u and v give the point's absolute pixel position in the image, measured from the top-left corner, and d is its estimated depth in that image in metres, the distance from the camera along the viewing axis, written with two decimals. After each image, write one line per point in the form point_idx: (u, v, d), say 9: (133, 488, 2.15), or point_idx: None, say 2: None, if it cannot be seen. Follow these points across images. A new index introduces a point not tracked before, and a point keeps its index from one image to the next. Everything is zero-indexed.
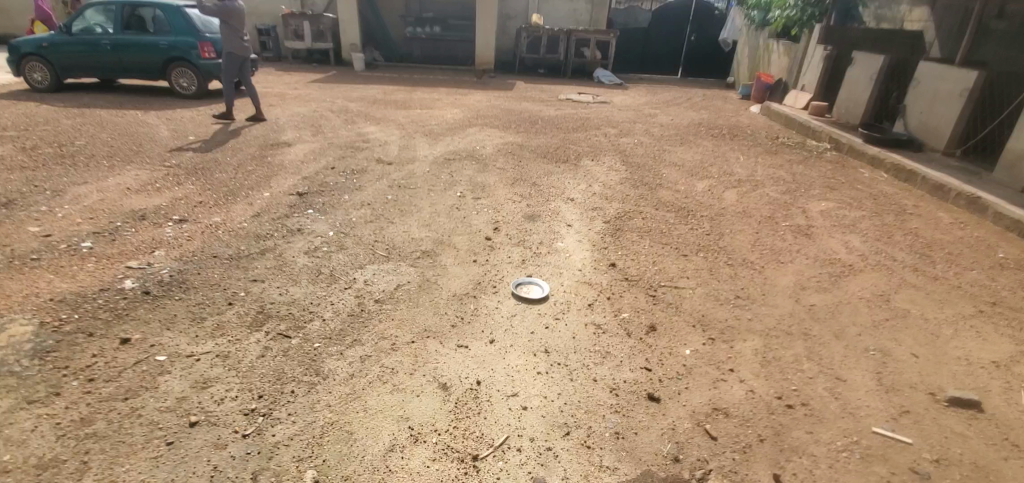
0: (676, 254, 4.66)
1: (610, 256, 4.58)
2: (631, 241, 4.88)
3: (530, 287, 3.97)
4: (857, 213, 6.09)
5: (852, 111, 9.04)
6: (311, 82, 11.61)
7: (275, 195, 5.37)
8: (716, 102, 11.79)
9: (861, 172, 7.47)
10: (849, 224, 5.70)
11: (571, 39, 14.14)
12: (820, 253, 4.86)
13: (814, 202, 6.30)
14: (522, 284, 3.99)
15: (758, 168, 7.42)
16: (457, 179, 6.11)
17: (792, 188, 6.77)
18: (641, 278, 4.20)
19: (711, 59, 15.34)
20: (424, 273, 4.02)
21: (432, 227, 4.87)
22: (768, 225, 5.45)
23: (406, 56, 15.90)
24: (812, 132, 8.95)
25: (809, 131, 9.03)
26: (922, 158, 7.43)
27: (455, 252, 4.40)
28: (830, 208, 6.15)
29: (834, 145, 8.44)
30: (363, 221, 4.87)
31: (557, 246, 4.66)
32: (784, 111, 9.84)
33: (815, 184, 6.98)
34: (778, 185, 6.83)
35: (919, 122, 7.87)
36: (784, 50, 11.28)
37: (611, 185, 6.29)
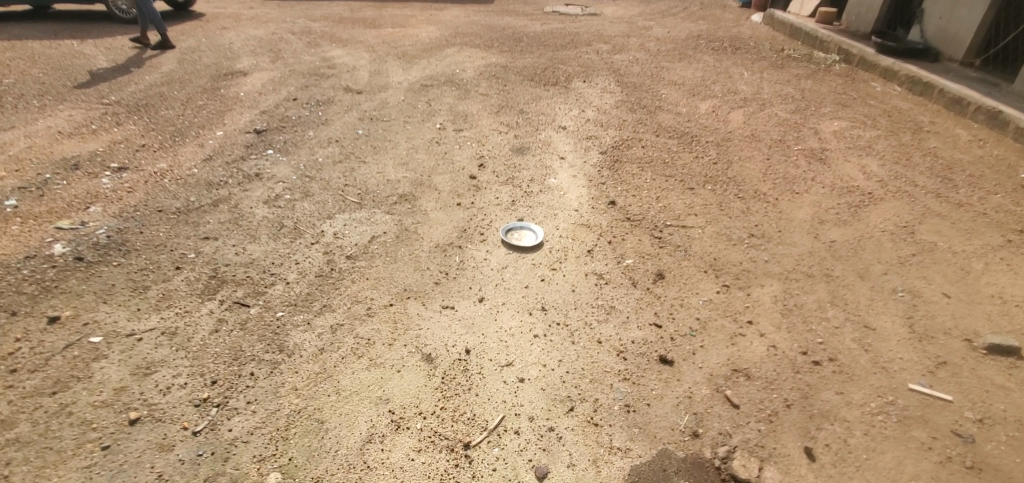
0: (682, 188, 4.21)
1: (608, 191, 4.13)
2: (631, 173, 4.41)
3: (521, 233, 3.52)
4: (872, 132, 5.62)
5: (863, 17, 8.25)
6: None
7: (229, 134, 4.76)
8: (715, 10, 10.83)
9: (874, 86, 6.91)
10: (865, 146, 5.25)
11: None
12: (837, 181, 4.45)
13: (826, 122, 5.81)
14: (512, 230, 3.54)
15: (765, 84, 6.82)
16: (436, 108, 5.48)
17: (801, 106, 6.23)
18: (644, 217, 3.78)
19: None
20: (401, 221, 3.56)
21: (410, 165, 4.35)
22: (779, 150, 4.99)
23: None
24: (818, 43, 8.18)
25: (815, 42, 8.25)
26: (939, 68, 6.85)
27: (436, 194, 3.92)
28: (843, 128, 5.67)
29: (843, 56, 7.73)
30: (331, 161, 4.32)
31: (549, 183, 4.19)
32: (788, 19, 8.98)
33: (826, 101, 6.44)
34: (787, 103, 6.28)
35: (937, 27, 7.18)
36: None
37: (606, 110, 5.71)
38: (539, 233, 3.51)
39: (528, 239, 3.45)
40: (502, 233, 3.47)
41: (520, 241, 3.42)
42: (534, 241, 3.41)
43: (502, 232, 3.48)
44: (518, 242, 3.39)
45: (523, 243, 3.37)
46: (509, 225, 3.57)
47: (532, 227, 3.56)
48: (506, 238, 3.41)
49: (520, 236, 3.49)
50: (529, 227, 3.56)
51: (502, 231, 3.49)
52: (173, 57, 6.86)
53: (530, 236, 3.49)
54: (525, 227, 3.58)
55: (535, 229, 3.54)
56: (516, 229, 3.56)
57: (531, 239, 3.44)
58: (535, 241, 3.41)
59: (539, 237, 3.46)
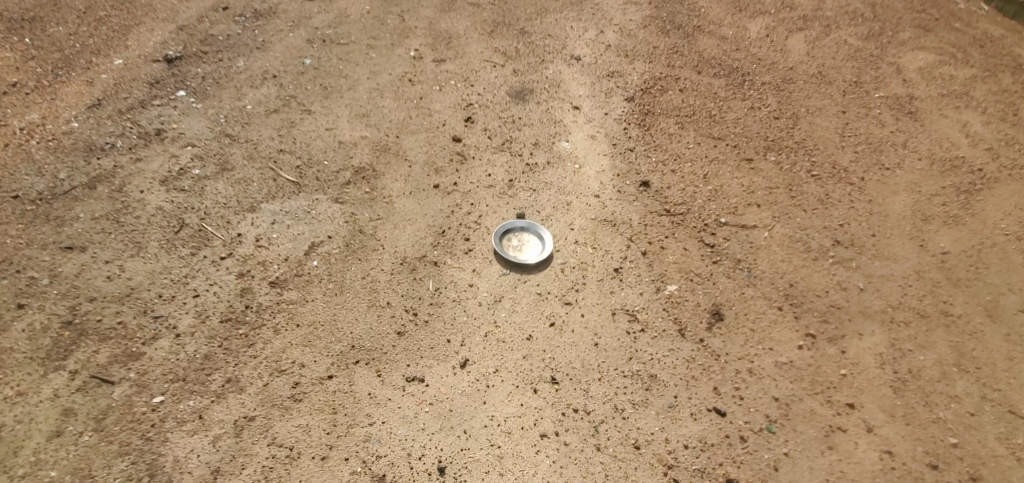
0: (736, 159, 3.16)
1: (639, 163, 3.07)
2: (667, 135, 3.31)
3: (523, 240, 2.51)
4: (970, 65, 4.39)
5: None
6: None
7: (130, 61, 3.53)
8: None
9: None
10: (962, 91, 4.08)
11: None
12: (934, 148, 3.40)
13: (912, 52, 4.43)
14: (511, 235, 2.52)
15: None
16: (410, 21, 4.09)
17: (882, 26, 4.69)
18: (688, 209, 2.78)
19: None
20: (356, 218, 2.54)
21: (371, 119, 3.22)
22: (856, 98, 3.84)
23: None
24: None
25: None
26: None
27: (407, 169, 2.87)
28: (935, 61, 4.38)
29: None
30: (264, 112, 3.18)
31: (560, 150, 3.12)
32: None
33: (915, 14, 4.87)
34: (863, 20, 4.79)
35: None
36: None
37: (632, 31, 4.27)
38: (550, 241, 2.48)
39: (533, 253, 2.44)
40: (496, 241, 2.45)
41: (521, 255, 2.42)
42: (541, 255, 2.40)
43: (497, 239, 2.46)
44: (517, 258, 2.38)
45: (524, 259, 2.36)
46: (507, 225, 2.53)
47: (540, 231, 2.53)
48: (501, 251, 2.40)
49: (521, 245, 2.48)
50: (537, 230, 2.53)
51: (496, 236, 2.47)
52: None
53: (536, 247, 2.48)
54: (530, 229, 2.55)
55: (544, 233, 2.51)
56: (516, 232, 2.53)
57: (537, 253, 2.43)
58: (542, 255, 2.40)
59: (550, 249, 2.44)
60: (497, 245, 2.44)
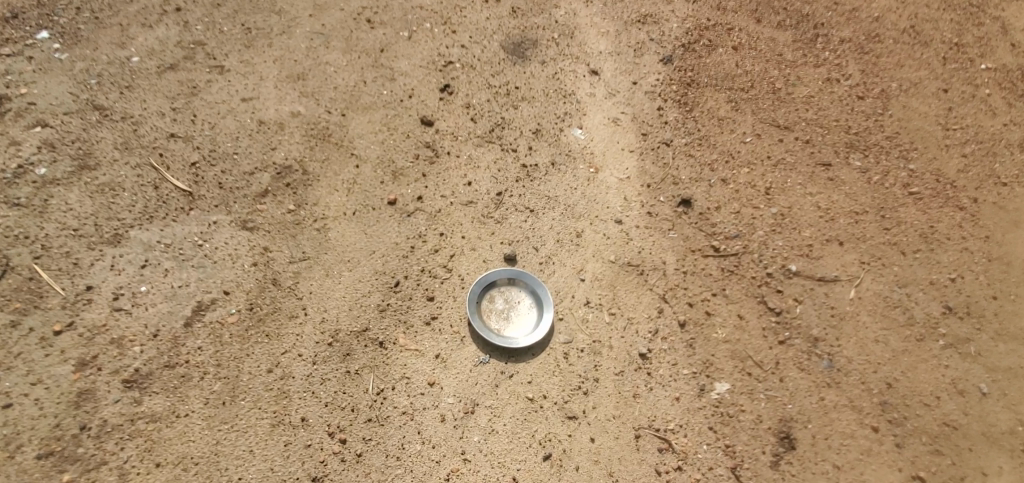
0: (809, 163, 2.31)
1: (679, 166, 2.21)
2: (717, 122, 2.38)
3: (516, 300, 1.76)
4: None
5: None
6: None
7: None
8: None
9: None
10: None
11: None
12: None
13: None
14: (497, 291, 1.76)
15: None
16: None
17: None
18: (745, 248, 1.99)
19: None
20: (269, 259, 1.76)
21: (308, 83, 2.27)
22: (977, 60, 2.75)
23: None
24: None
25: None
26: None
27: (353, 171, 2.02)
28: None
29: None
30: (155, 69, 2.24)
31: (572, 141, 2.23)
32: None
33: None
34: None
35: None
36: None
37: None
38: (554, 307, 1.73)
39: (526, 327, 1.71)
40: (473, 306, 1.70)
41: (508, 332, 1.69)
42: (537, 334, 1.67)
43: (473, 304, 1.71)
44: (501, 338, 1.66)
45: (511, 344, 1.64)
46: (491, 277, 1.75)
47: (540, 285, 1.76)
48: (478, 326, 1.67)
49: (510, 312, 1.73)
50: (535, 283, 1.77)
51: (473, 297, 1.72)
52: None
53: (532, 315, 1.73)
54: (525, 280, 1.77)
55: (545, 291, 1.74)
56: (504, 286, 1.77)
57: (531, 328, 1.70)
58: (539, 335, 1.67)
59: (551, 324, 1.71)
60: (474, 313, 1.69)
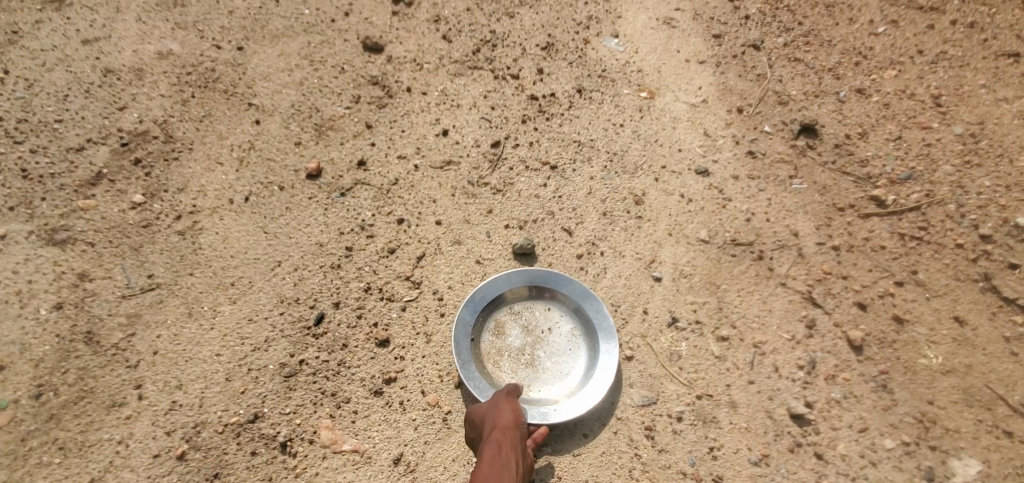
0: (994, 55, 1.40)
1: (786, 80, 1.35)
2: (827, 11, 1.49)
3: (544, 327, 0.99)
4: None
5: None
6: None
7: None
8: None
9: None
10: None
11: None
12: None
13: None
14: (508, 312, 0.99)
15: None
16: None
17: None
18: (933, 197, 1.14)
19: None
20: (84, 295, 0.97)
21: (186, 9, 1.45)
22: None
23: None
24: None
25: None
26: None
27: (250, 130, 1.21)
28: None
29: None
30: None
31: (606, 57, 1.38)
32: None
33: None
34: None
35: None
36: None
37: None
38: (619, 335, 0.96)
39: (570, 378, 0.96)
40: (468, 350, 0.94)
41: (537, 391, 0.94)
42: (594, 393, 0.92)
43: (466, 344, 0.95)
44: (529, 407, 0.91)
45: (549, 420, 0.90)
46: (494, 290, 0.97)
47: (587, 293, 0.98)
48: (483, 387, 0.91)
49: (537, 349, 0.98)
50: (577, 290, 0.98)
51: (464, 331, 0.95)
52: None
53: (577, 353, 0.98)
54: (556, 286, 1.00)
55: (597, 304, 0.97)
56: (520, 304, 1.00)
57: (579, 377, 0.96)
58: (597, 398, 0.92)
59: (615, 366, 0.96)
60: (472, 363, 0.93)
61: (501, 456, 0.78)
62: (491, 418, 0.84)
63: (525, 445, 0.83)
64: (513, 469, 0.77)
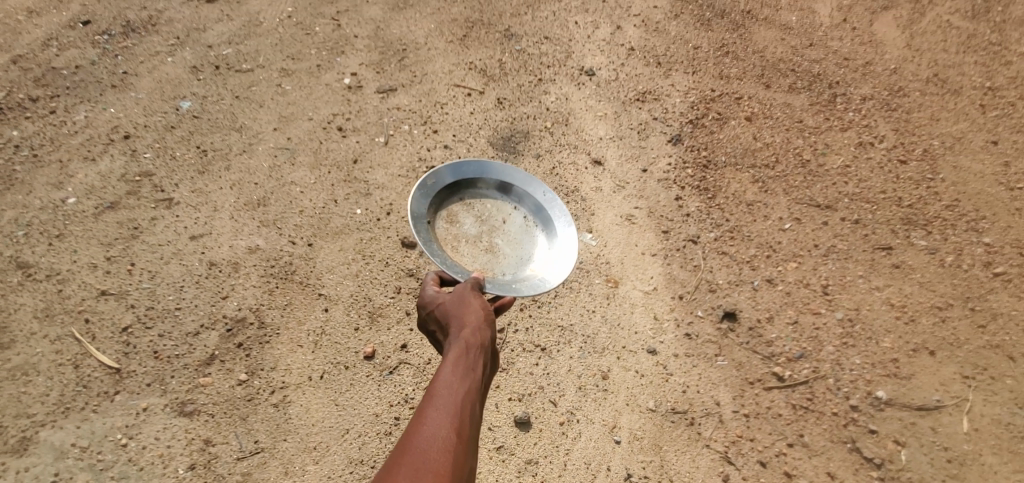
0: (866, 247, 1.89)
1: (714, 269, 1.83)
2: (747, 208, 2.03)
3: (497, 223, 1.48)
4: None
5: None
6: None
7: None
8: None
9: None
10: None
11: None
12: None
13: None
14: (473, 211, 1.48)
15: None
16: (348, 27, 2.89)
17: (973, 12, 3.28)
18: (818, 372, 1.60)
19: None
20: (212, 456, 1.46)
21: (270, 210, 1.96)
22: (1002, 116, 2.47)
23: None
24: None
25: None
26: None
27: (321, 316, 1.68)
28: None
29: None
30: (93, 210, 1.96)
31: (582, 249, 1.86)
32: None
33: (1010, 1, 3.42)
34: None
35: None
36: None
37: (660, 23, 3.03)
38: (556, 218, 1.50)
39: (518, 260, 1.44)
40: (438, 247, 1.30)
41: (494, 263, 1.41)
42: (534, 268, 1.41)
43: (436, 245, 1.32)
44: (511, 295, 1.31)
45: (518, 287, 1.33)
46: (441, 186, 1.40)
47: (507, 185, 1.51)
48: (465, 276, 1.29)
49: (492, 236, 1.46)
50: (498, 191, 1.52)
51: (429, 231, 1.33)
52: None
53: (521, 243, 1.47)
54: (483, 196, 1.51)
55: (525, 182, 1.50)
56: (481, 206, 1.49)
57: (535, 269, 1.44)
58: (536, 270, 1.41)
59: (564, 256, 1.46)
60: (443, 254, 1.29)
61: (467, 354, 1.10)
62: (462, 318, 1.16)
63: (486, 339, 1.15)
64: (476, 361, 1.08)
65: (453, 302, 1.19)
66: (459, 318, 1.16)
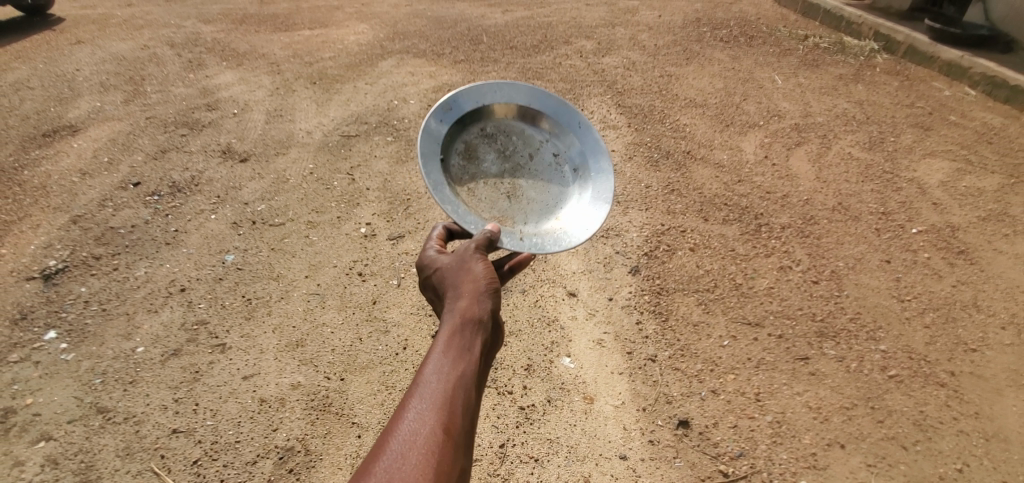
0: (787, 358, 2.39)
1: (669, 383, 2.30)
2: (693, 328, 2.52)
3: (520, 165, 1.76)
4: (1000, 166, 3.73)
5: None
6: None
7: (10, 299, 2.69)
8: None
9: (947, 84, 4.90)
10: (1003, 214, 3.27)
11: None
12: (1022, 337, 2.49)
13: (922, 168, 3.70)
14: (502, 154, 1.76)
15: (812, 105, 4.47)
16: (361, 181, 3.49)
17: (873, 141, 4.00)
18: (754, 467, 2.03)
19: None
20: None
21: (308, 350, 2.42)
22: (894, 236, 3.06)
23: None
24: (847, 67, 5.16)
25: (844, 66, 5.18)
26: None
27: (354, 442, 2.10)
28: (952, 174, 3.63)
29: (898, 88, 4.81)
30: (160, 357, 2.39)
31: (563, 371, 2.35)
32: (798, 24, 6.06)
33: (901, 129, 4.15)
34: (854, 130, 4.13)
35: (1012, 8, 5.06)
36: None
37: (617, 166, 3.70)
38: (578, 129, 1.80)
39: (536, 198, 1.72)
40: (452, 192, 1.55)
41: (517, 200, 1.70)
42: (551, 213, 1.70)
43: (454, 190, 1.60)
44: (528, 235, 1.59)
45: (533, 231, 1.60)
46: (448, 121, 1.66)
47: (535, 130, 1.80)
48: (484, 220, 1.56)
49: (516, 177, 1.74)
50: (511, 119, 1.79)
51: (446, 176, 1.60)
52: None
53: (541, 185, 1.75)
54: (508, 136, 1.79)
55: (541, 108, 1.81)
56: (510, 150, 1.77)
57: (558, 197, 1.74)
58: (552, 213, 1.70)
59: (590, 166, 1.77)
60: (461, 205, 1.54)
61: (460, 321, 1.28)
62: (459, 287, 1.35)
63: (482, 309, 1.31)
64: (465, 331, 1.26)
65: (452, 271, 1.39)
66: (457, 288, 1.35)
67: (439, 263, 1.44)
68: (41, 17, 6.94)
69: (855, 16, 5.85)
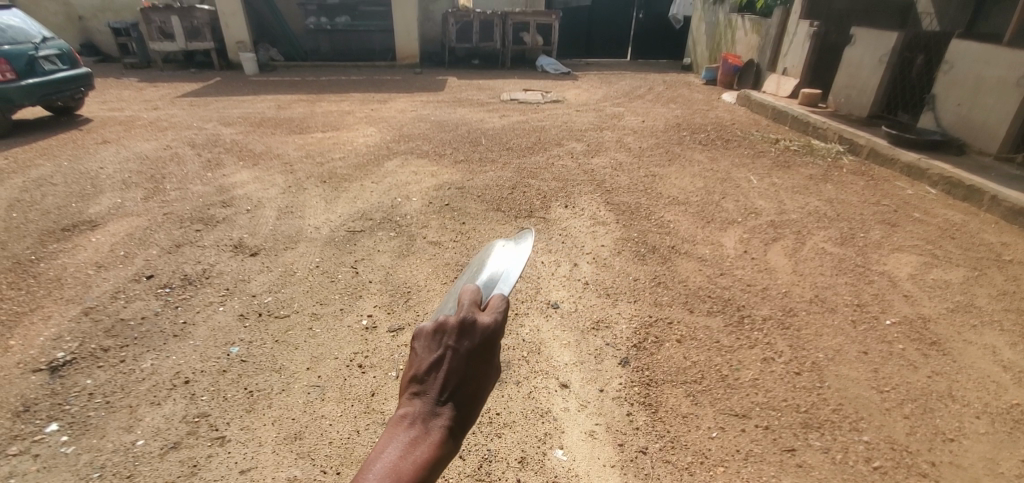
0: (775, 449, 2.45)
1: (659, 474, 2.34)
2: (683, 419, 2.60)
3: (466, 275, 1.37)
4: (963, 259, 3.98)
5: (856, 100, 6.71)
6: (179, 96, 8.69)
7: (17, 391, 2.76)
8: (683, 88, 9.25)
9: (909, 181, 5.29)
10: (970, 306, 3.45)
11: (508, 23, 11.57)
12: (996, 426, 2.58)
13: (891, 262, 3.94)
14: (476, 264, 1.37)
15: (785, 202, 4.82)
16: (365, 274, 3.69)
17: (844, 237, 4.27)
18: None
19: (663, 36, 13.33)
20: None
21: (305, 442, 2.47)
22: (869, 328, 3.23)
23: (313, 53, 12.79)
24: (816, 167, 5.60)
25: (813, 166, 5.62)
26: (978, 159, 5.26)
27: None
28: (919, 268, 3.86)
29: (865, 186, 5.18)
30: (159, 450, 2.43)
31: (556, 464, 2.40)
32: (770, 130, 6.63)
33: (870, 225, 4.45)
34: (826, 226, 4.42)
35: (958, 117, 5.56)
36: (752, 25, 9.05)
37: (606, 260, 3.92)
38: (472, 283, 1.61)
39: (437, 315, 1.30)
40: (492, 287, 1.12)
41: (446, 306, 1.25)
42: None
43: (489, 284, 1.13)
44: None
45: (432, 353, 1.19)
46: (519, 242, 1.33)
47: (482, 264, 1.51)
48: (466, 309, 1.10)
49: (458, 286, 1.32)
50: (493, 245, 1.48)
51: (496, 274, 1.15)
52: (10, 196, 5.03)
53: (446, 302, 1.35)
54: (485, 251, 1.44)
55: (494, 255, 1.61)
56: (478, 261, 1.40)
57: None
58: None
59: None
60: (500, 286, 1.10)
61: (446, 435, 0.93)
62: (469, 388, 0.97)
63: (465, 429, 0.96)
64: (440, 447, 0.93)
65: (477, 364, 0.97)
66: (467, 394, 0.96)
67: (498, 341, 0.98)
68: (69, 116, 7.51)
69: (820, 124, 6.41)
